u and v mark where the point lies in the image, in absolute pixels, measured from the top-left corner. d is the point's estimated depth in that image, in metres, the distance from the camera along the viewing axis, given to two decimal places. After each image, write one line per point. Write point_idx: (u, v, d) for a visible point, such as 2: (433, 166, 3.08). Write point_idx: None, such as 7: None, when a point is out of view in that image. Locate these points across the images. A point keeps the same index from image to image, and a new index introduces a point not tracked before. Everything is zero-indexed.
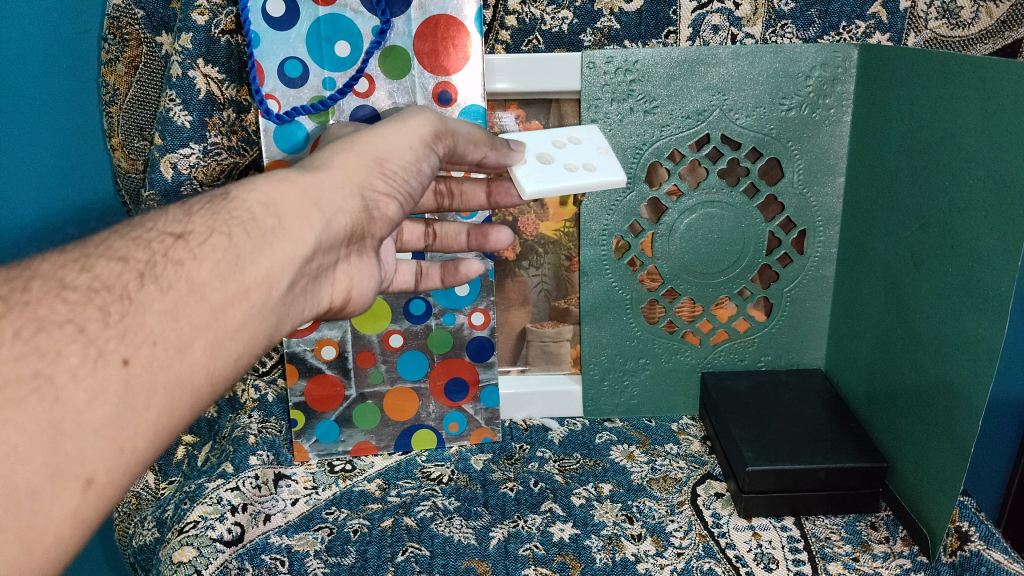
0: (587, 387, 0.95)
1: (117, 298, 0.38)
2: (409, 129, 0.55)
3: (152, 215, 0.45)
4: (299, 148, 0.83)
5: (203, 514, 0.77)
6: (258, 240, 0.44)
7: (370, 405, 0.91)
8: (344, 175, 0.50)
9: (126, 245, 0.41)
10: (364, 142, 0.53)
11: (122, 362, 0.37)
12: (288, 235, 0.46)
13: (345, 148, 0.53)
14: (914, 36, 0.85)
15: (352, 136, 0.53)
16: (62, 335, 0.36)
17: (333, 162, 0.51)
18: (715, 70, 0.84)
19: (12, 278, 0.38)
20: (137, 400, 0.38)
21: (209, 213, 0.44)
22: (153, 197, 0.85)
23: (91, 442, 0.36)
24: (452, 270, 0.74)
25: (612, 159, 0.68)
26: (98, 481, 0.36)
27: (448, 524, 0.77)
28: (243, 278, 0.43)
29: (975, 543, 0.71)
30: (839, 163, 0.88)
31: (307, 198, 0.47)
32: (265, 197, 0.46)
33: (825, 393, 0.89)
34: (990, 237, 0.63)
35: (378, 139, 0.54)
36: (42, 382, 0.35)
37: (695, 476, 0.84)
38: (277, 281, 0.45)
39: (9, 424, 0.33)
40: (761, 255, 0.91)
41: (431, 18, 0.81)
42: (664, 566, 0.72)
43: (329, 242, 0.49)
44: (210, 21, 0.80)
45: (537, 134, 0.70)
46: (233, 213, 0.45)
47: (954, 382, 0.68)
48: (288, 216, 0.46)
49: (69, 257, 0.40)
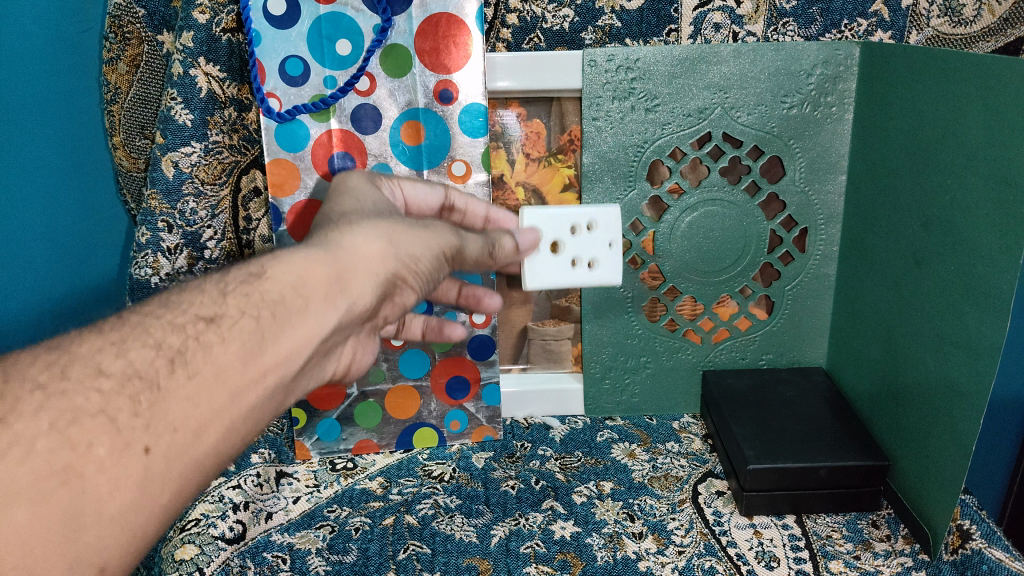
0: (588, 386, 0.95)
1: (148, 387, 0.38)
2: (442, 238, 0.53)
3: (188, 293, 0.43)
4: (300, 146, 0.83)
5: (205, 512, 0.77)
6: (283, 322, 0.42)
7: (372, 403, 0.91)
8: (375, 266, 0.48)
9: (162, 329, 0.40)
10: (402, 241, 0.50)
11: (144, 451, 0.37)
12: (311, 319, 0.44)
13: (384, 238, 0.49)
14: (916, 33, 0.84)
15: (385, 231, 0.49)
16: (94, 427, 0.36)
17: (361, 254, 0.47)
18: (716, 68, 0.84)
19: (51, 362, 0.37)
20: (155, 487, 0.38)
21: (243, 294, 0.42)
22: (155, 196, 0.85)
23: (112, 529, 0.36)
24: (436, 330, 0.77)
25: (616, 259, 0.71)
26: (111, 569, 0.37)
27: (449, 521, 0.77)
28: (262, 361, 0.42)
29: (975, 541, 0.71)
30: (841, 161, 0.87)
31: (336, 283, 0.45)
32: (296, 277, 0.44)
33: (826, 391, 0.89)
34: (992, 235, 0.63)
35: (415, 241, 0.51)
36: (71, 474, 0.35)
37: (696, 475, 0.84)
38: (293, 363, 0.44)
39: (36, 519, 0.34)
40: (762, 254, 0.91)
41: (432, 17, 0.81)
42: (664, 564, 0.72)
43: (348, 324, 0.47)
44: (211, 19, 0.80)
45: (558, 212, 0.68)
46: (265, 294, 0.43)
47: (956, 381, 0.68)
48: (315, 300, 0.44)
49: (108, 338, 0.39)
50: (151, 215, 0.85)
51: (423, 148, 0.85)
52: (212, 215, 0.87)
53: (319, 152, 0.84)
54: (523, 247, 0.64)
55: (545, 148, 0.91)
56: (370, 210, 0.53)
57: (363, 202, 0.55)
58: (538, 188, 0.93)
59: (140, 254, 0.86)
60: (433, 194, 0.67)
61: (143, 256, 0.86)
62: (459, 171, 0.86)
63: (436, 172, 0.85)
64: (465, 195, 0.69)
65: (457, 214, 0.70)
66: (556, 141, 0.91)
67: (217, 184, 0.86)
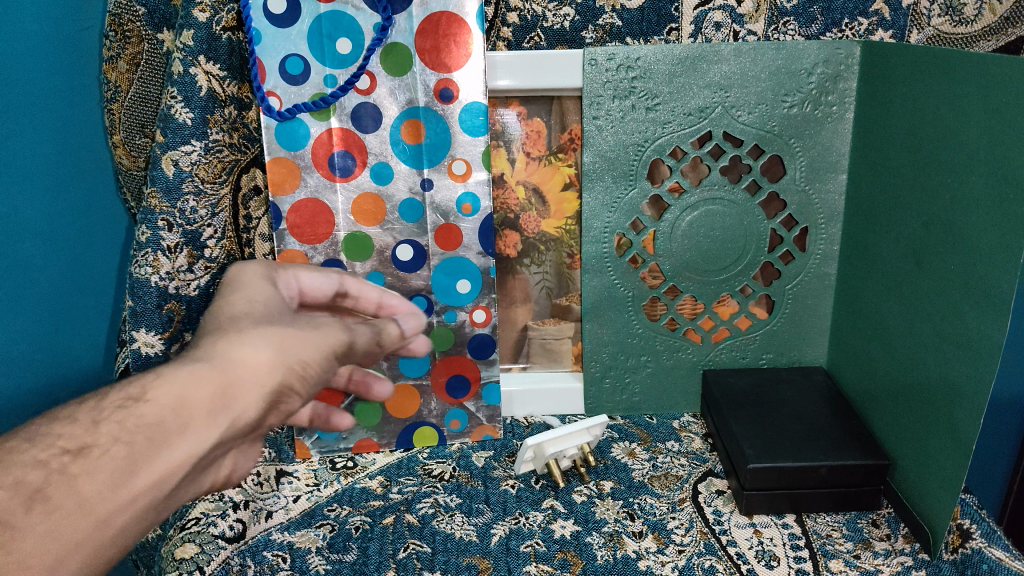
0: (589, 385, 0.95)
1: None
2: (331, 339, 0.55)
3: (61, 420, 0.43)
4: (299, 145, 0.83)
5: (205, 511, 0.79)
6: (160, 445, 0.44)
7: (371, 402, 0.91)
8: (262, 378, 0.49)
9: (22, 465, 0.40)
10: (292, 347, 0.52)
11: None
12: (193, 437, 0.45)
13: (274, 346, 0.51)
14: (917, 32, 0.84)
15: (274, 337, 0.51)
16: None
17: (248, 367, 0.49)
18: (717, 67, 0.84)
19: None
20: None
21: (116, 422, 0.43)
22: (155, 194, 0.84)
23: None
24: (325, 417, 0.85)
25: None
26: None
27: (449, 520, 0.77)
28: (132, 487, 0.43)
29: (975, 540, 0.71)
30: (842, 160, 0.87)
31: (218, 401, 0.47)
32: (177, 397, 0.45)
33: (826, 391, 0.89)
34: (993, 235, 0.63)
35: (306, 346, 0.52)
36: None
37: (696, 474, 0.84)
38: (170, 482, 0.45)
39: None
40: (764, 253, 0.91)
41: (432, 15, 0.80)
42: (665, 563, 0.72)
43: (231, 436, 0.48)
44: (211, 18, 0.80)
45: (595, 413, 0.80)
46: (140, 419, 0.43)
47: (957, 381, 0.68)
48: (196, 417, 0.45)
49: None
50: (151, 213, 0.85)
51: (423, 146, 0.84)
52: (212, 214, 0.87)
53: (319, 150, 0.83)
54: (408, 332, 0.67)
55: (546, 147, 0.91)
56: (261, 314, 0.56)
57: (254, 302, 0.57)
58: (539, 187, 0.92)
59: (139, 253, 0.85)
60: (329, 281, 0.68)
61: (143, 256, 0.85)
62: (459, 170, 0.85)
63: (437, 170, 0.85)
64: (361, 282, 0.71)
65: (350, 300, 0.72)
66: (557, 140, 0.91)
67: (217, 183, 0.86)
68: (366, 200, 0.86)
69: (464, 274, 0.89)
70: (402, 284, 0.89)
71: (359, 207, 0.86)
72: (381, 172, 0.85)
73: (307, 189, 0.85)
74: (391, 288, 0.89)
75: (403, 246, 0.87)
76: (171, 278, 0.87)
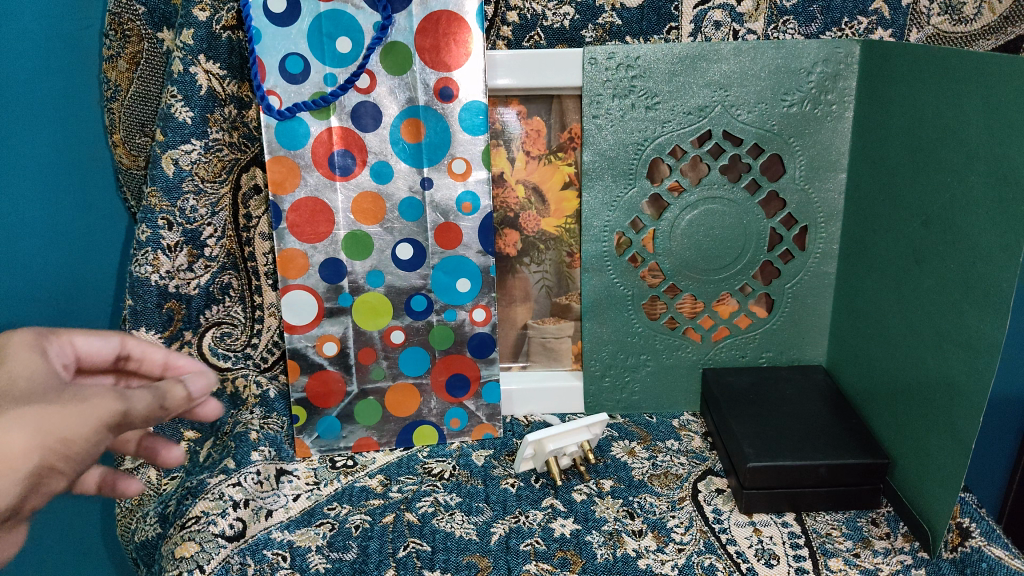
0: (588, 383, 0.95)
1: None
2: (104, 409, 0.44)
3: None
4: (299, 144, 0.83)
5: (205, 509, 0.77)
6: None
7: (371, 400, 0.91)
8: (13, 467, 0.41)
9: None
10: (54, 426, 0.42)
11: None
12: None
13: (31, 427, 0.42)
14: (917, 31, 0.84)
15: (36, 414, 0.42)
16: None
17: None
18: (716, 66, 0.84)
19: None
20: None
21: None
22: (155, 193, 0.84)
23: None
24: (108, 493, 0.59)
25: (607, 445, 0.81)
26: None
27: (449, 519, 0.77)
28: None
29: (975, 539, 0.71)
30: (841, 159, 0.88)
31: None
32: None
33: (826, 389, 0.89)
34: (992, 233, 0.63)
35: (71, 422, 0.43)
36: None
37: (696, 473, 0.84)
38: None
39: None
40: (763, 252, 0.91)
41: (432, 14, 0.80)
42: (664, 562, 0.72)
43: None
44: (211, 17, 0.81)
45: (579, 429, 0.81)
46: None
47: (956, 379, 0.68)
48: None
49: None
50: (151, 212, 0.85)
51: (423, 145, 0.85)
52: (211, 214, 0.87)
53: (319, 149, 0.83)
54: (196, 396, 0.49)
55: (545, 146, 0.91)
56: (24, 391, 0.45)
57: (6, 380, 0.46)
58: (539, 186, 0.92)
59: (139, 251, 0.86)
60: (108, 346, 0.57)
61: (143, 254, 0.86)
62: (459, 168, 0.85)
63: (437, 169, 0.85)
64: (145, 342, 0.60)
65: (136, 363, 0.60)
66: (556, 139, 0.91)
67: (217, 182, 0.86)
68: (366, 199, 0.86)
69: (464, 273, 0.89)
70: (402, 282, 0.89)
71: (359, 206, 0.86)
72: (380, 171, 0.85)
73: (307, 187, 0.84)
74: (391, 287, 0.89)
75: (402, 244, 0.87)
76: (171, 277, 0.87)
